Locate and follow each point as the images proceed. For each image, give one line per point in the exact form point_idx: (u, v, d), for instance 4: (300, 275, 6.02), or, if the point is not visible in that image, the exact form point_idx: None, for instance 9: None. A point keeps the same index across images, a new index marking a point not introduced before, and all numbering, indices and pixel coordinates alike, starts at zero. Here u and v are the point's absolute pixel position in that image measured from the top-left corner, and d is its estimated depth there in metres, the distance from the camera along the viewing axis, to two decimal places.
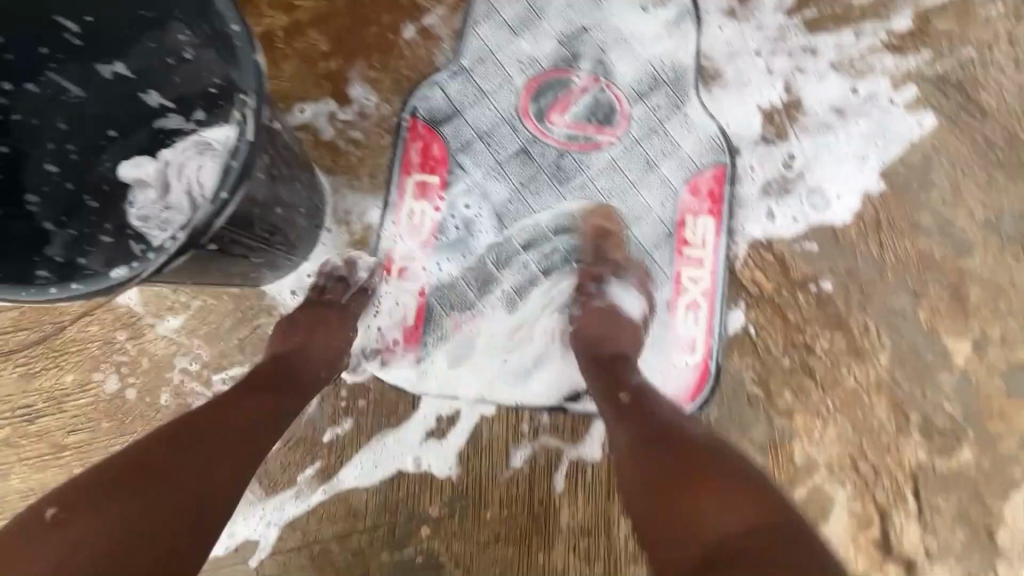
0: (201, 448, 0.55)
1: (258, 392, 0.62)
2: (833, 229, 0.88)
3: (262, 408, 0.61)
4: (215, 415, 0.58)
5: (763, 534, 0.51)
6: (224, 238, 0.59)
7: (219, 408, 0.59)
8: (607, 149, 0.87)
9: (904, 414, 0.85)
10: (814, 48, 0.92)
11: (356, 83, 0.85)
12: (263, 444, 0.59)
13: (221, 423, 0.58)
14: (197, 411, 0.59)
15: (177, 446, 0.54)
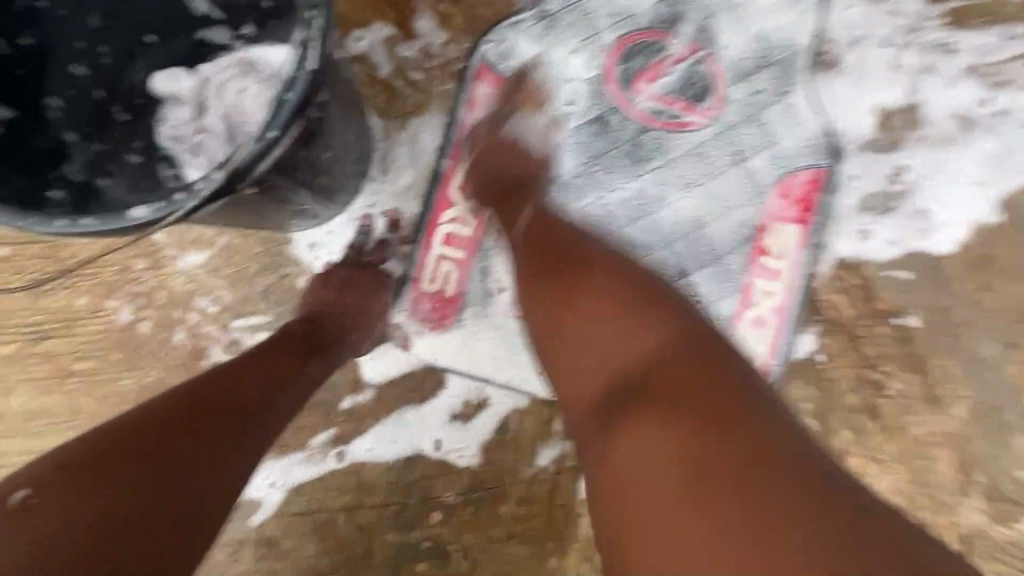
0: (214, 419, 0.48)
1: (276, 356, 0.57)
2: (931, 259, 0.78)
3: (283, 375, 0.55)
4: (231, 379, 0.52)
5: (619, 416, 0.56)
6: (266, 183, 0.51)
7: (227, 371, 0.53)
8: (694, 132, 0.77)
9: (970, 473, 0.77)
10: (953, 45, 0.78)
11: (423, 16, 0.75)
12: (278, 411, 0.53)
13: (238, 388, 0.51)
14: (209, 374, 0.52)
15: (188, 414, 0.48)
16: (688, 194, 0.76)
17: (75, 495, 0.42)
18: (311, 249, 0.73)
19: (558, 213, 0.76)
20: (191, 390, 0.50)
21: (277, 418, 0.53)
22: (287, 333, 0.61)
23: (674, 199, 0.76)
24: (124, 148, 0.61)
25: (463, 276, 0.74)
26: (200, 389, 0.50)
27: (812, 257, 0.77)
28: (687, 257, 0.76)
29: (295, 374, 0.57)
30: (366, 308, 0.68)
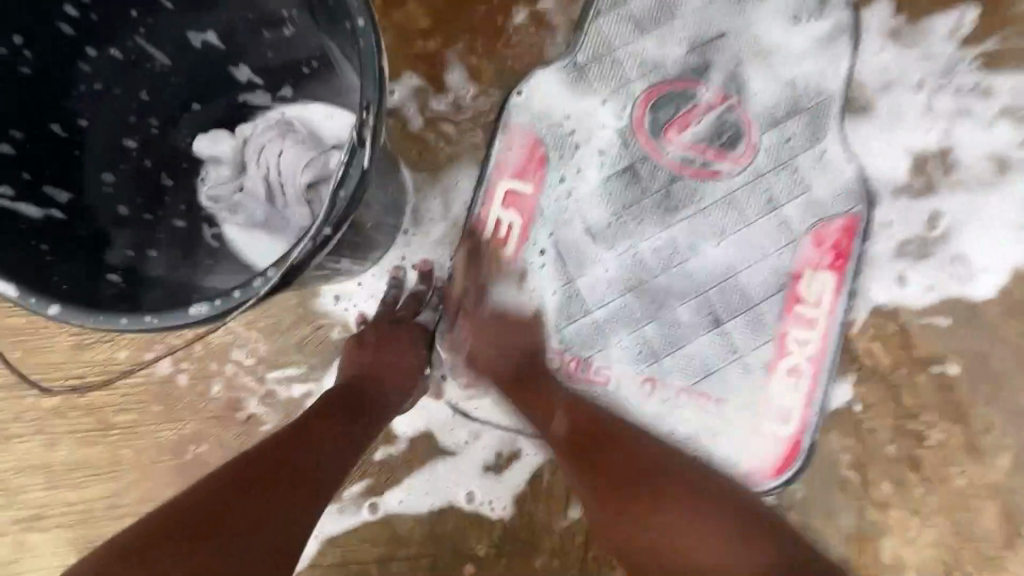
0: (266, 492, 0.49)
1: (325, 423, 0.58)
2: (970, 305, 0.76)
3: (329, 440, 0.57)
4: (280, 449, 0.54)
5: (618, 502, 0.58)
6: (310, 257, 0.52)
7: (280, 445, 0.55)
8: (725, 180, 0.76)
9: (1017, 527, 0.74)
10: (988, 88, 0.77)
11: (453, 69, 0.76)
12: (329, 477, 0.54)
13: (287, 457, 0.53)
14: (260, 446, 0.54)
15: (242, 489, 0.49)
16: (720, 242, 0.76)
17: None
18: (337, 301, 0.73)
19: (591, 261, 0.76)
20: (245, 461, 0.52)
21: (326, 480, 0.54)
22: (330, 396, 0.62)
23: (708, 248, 0.76)
24: (173, 214, 0.64)
25: None
26: (252, 460, 0.52)
27: (849, 304, 0.75)
28: (721, 306, 0.76)
29: (342, 438, 0.58)
30: (410, 364, 0.66)
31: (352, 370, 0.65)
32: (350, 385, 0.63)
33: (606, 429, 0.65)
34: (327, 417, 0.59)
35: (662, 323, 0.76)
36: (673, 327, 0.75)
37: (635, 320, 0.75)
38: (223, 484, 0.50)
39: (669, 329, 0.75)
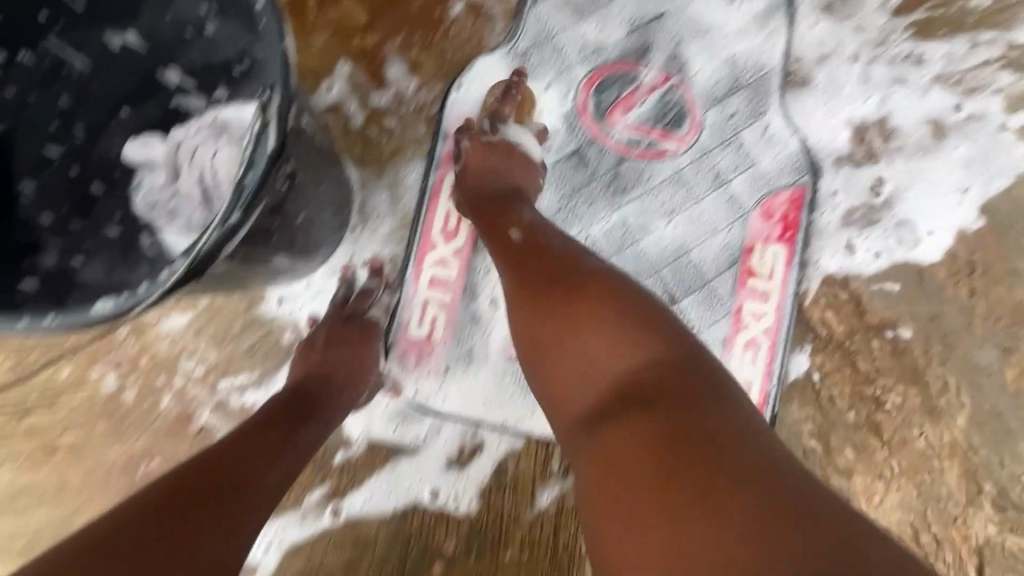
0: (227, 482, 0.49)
1: (278, 424, 0.57)
2: (918, 269, 0.77)
3: (276, 442, 0.55)
4: (226, 452, 0.52)
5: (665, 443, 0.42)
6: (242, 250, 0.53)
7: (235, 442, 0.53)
8: (672, 159, 0.77)
9: (978, 484, 0.76)
10: (920, 56, 0.79)
11: (392, 63, 0.75)
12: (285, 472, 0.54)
13: (236, 461, 0.51)
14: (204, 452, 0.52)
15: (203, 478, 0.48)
16: (670, 221, 0.76)
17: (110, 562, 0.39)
18: (283, 304, 0.72)
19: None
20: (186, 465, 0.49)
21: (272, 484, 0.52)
22: (279, 398, 0.61)
23: (659, 227, 0.76)
24: (103, 223, 0.61)
25: (451, 318, 0.73)
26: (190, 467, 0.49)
27: (801, 273, 0.76)
28: (675, 284, 0.76)
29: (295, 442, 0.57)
30: (362, 360, 0.67)
31: (303, 373, 0.64)
32: (302, 389, 0.62)
33: (556, 263, 0.56)
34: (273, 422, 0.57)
35: None
36: None
37: None
38: (178, 475, 0.48)
39: None
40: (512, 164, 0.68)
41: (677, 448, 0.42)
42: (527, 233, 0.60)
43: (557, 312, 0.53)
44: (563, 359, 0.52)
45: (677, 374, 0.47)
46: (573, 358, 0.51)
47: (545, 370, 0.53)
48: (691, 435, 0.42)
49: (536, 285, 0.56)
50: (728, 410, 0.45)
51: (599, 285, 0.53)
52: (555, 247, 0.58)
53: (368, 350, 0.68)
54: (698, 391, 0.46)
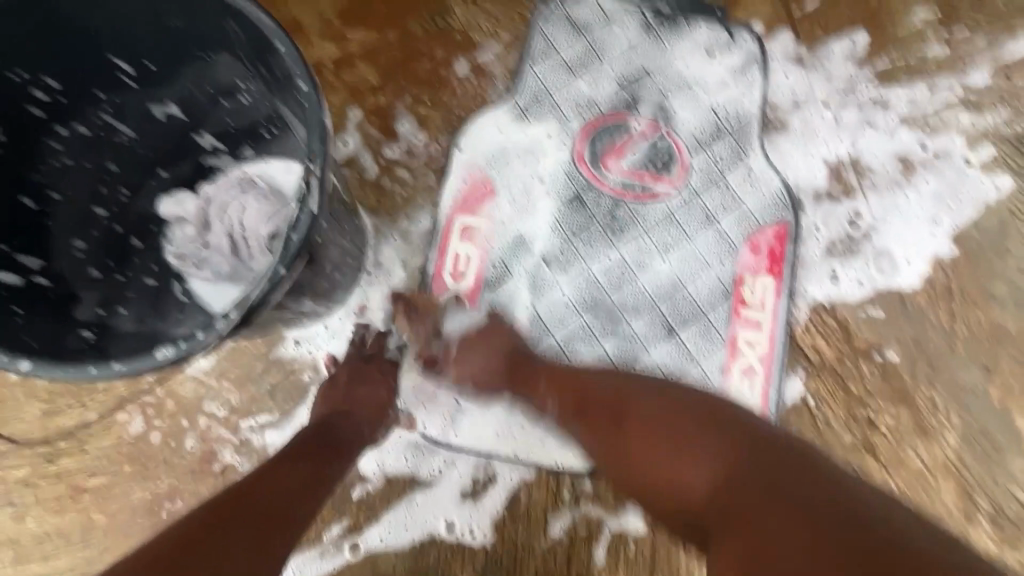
0: (246, 514, 0.52)
1: (299, 462, 0.60)
2: (900, 295, 0.82)
3: (299, 477, 0.59)
4: (256, 485, 0.56)
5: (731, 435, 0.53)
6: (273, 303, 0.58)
7: (255, 480, 0.57)
8: (664, 199, 0.83)
9: (973, 500, 0.79)
10: (886, 101, 0.86)
11: (404, 119, 0.81)
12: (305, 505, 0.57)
13: (256, 495, 0.55)
14: (234, 485, 0.56)
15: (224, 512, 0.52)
16: (665, 257, 0.81)
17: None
18: (302, 346, 0.76)
19: (549, 288, 0.80)
20: (223, 497, 0.54)
21: (297, 517, 0.56)
22: (304, 433, 0.64)
23: (656, 264, 0.81)
24: (143, 275, 0.67)
25: None
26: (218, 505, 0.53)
27: (791, 301, 0.81)
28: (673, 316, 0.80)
29: (313, 478, 0.60)
30: (379, 398, 0.70)
31: (325, 411, 0.67)
32: (325, 424, 0.65)
33: None
34: (298, 456, 0.61)
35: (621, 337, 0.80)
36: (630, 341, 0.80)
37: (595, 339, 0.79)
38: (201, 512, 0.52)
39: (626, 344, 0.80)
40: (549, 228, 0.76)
41: (736, 444, 0.52)
42: None
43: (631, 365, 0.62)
44: (627, 396, 0.62)
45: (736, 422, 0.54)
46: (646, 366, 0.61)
47: (610, 391, 0.63)
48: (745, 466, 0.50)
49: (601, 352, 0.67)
50: (753, 430, 0.54)
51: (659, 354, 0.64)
52: None
53: (385, 387, 0.71)
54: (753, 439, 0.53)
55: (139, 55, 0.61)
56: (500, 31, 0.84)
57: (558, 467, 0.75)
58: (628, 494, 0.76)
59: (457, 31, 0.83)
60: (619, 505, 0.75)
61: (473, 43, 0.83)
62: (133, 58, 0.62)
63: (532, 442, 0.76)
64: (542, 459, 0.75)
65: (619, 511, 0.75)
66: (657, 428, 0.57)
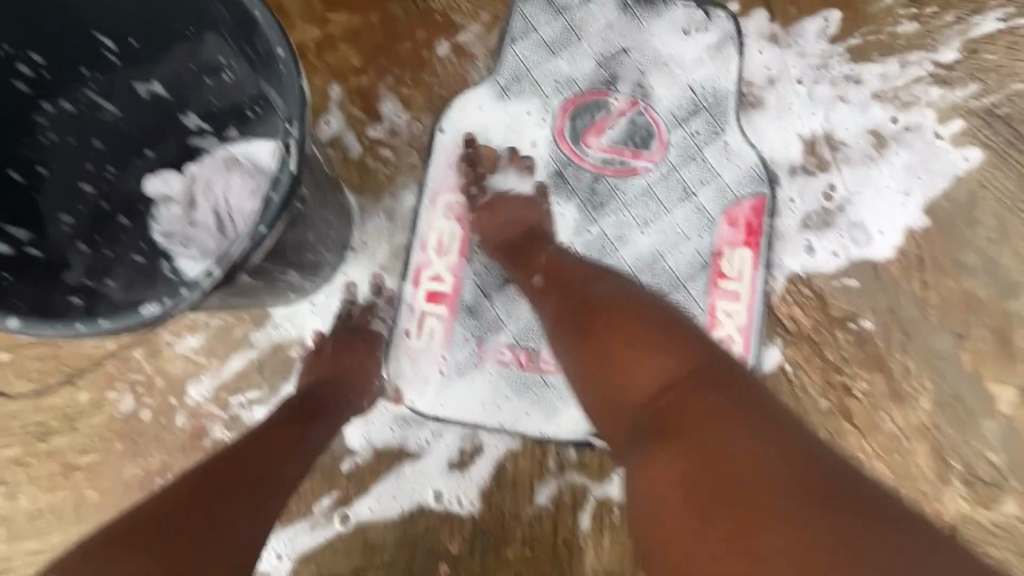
0: (242, 469, 0.55)
1: (288, 424, 0.62)
2: (873, 265, 0.85)
3: (289, 441, 0.60)
4: (246, 449, 0.57)
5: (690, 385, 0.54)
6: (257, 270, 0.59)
7: (248, 441, 0.59)
8: (643, 175, 0.84)
9: (946, 461, 0.82)
10: (858, 77, 0.88)
11: (387, 100, 0.83)
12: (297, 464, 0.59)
13: (250, 453, 0.57)
14: (224, 450, 0.57)
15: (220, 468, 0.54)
16: (645, 231, 0.83)
17: (150, 529, 0.46)
18: (289, 323, 0.77)
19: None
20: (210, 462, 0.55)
21: (288, 477, 0.57)
22: (293, 400, 0.66)
23: (636, 238, 0.83)
24: (131, 251, 0.68)
25: (448, 328, 0.79)
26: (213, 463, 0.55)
27: (768, 272, 0.83)
28: (654, 289, 0.82)
29: (303, 439, 0.62)
30: (365, 368, 0.73)
31: (310, 381, 0.69)
32: (312, 391, 0.67)
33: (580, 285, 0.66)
34: (288, 421, 0.62)
35: None
36: None
37: None
38: (197, 469, 0.54)
39: None
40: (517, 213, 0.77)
41: (697, 396, 0.53)
42: (546, 271, 0.70)
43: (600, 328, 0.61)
44: (591, 355, 0.61)
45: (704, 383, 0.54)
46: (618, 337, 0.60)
47: (604, 312, 0.62)
48: (738, 487, 0.46)
49: (581, 305, 0.64)
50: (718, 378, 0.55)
51: (628, 299, 0.63)
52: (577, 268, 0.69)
53: (369, 358, 0.74)
54: (727, 415, 0.51)
55: (123, 32, 0.63)
56: (479, 12, 0.85)
57: (542, 437, 0.77)
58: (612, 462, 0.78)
59: (438, 12, 0.85)
60: (603, 473, 0.78)
61: (454, 24, 0.85)
62: (116, 35, 0.63)
63: (517, 413, 0.77)
64: (527, 429, 0.77)
65: (603, 479, 0.78)
66: (635, 402, 0.57)
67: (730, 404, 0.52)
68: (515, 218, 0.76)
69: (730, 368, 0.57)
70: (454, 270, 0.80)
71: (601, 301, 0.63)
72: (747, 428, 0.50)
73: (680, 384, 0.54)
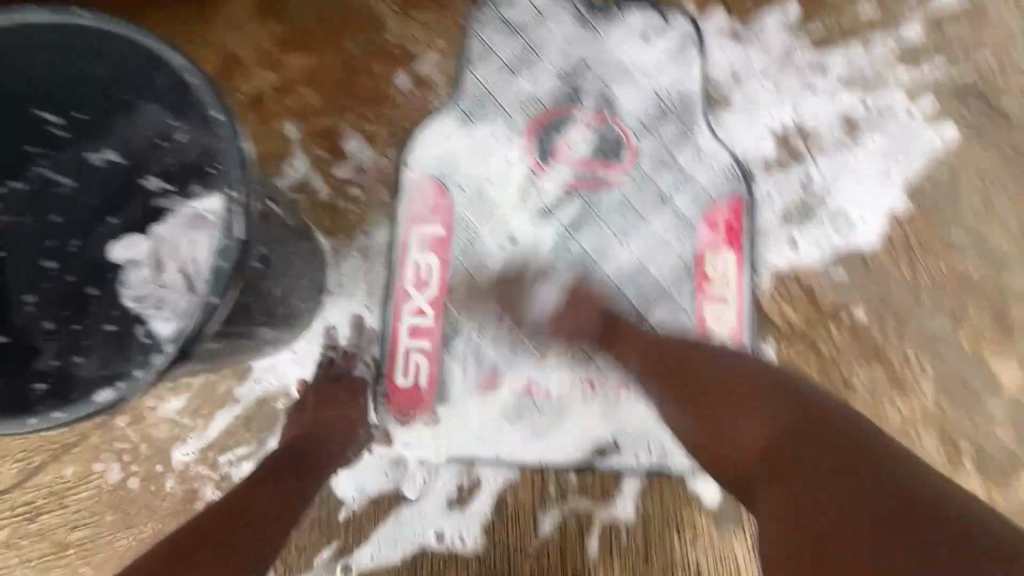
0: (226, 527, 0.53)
1: (271, 483, 0.60)
2: (861, 253, 0.83)
3: (269, 501, 0.57)
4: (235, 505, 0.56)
5: (774, 448, 0.52)
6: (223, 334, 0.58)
7: (238, 497, 0.57)
8: (617, 185, 0.83)
9: (956, 447, 0.80)
10: (824, 65, 0.87)
11: (350, 138, 0.82)
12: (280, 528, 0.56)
13: (235, 512, 0.55)
14: (211, 509, 0.56)
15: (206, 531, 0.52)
16: (624, 242, 0.82)
17: None
18: (271, 374, 0.76)
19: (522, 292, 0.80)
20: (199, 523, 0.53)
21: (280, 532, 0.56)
22: (276, 453, 0.64)
23: (618, 251, 0.81)
24: (100, 324, 0.65)
25: (434, 363, 0.77)
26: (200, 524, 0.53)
27: (755, 272, 0.81)
28: (640, 300, 0.81)
29: (286, 498, 0.59)
30: (350, 415, 0.71)
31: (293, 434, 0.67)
32: (296, 444, 0.65)
33: (705, 373, 0.62)
34: (273, 474, 0.61)
35: None
36: None
37: None
38: (186, 531, 0.52)
39: None
40: (578, 312, 0.75)
41: (789, 432, 0.52)
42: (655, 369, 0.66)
43: (720, 408, 0.59)
44: (713, 435, 0.58)
45: (802, 436, 0.50)
46: (726, 404, 0.58)
47: (723, 368, 0.61)
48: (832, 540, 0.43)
49: (677, 360, 0.65)
50: (829, 423, 0.51)
51: (752, 374, 0.60)
52: (700, 357, 0.64)
53: (354, 403, 0.72)
54: (842, 470, 0.46)
55: (67, 106, 0.66)
56: (435, 40, 0.85)
57: (542, 464, 0.76)
58: (614, 483, 0.76)
59: (393, 45, 0.84)
60: (607, 496, 0.76)
61: (410, 55, 0.84)
62: (62, 109, 0.66)
63: (513, 442, 0.76)
64: (526, 458, 0.76)
65: (607, 501, 0.75)
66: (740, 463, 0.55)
67: (820, 446, 0.49)
68: (585, 318, 0.74)
69: (830, 415, 0.52)
70: (434, 303, 0.79)
71: (706, 376, 0.61)
72: (835, 448, 0.48)
73: (773, 451, 0.52)
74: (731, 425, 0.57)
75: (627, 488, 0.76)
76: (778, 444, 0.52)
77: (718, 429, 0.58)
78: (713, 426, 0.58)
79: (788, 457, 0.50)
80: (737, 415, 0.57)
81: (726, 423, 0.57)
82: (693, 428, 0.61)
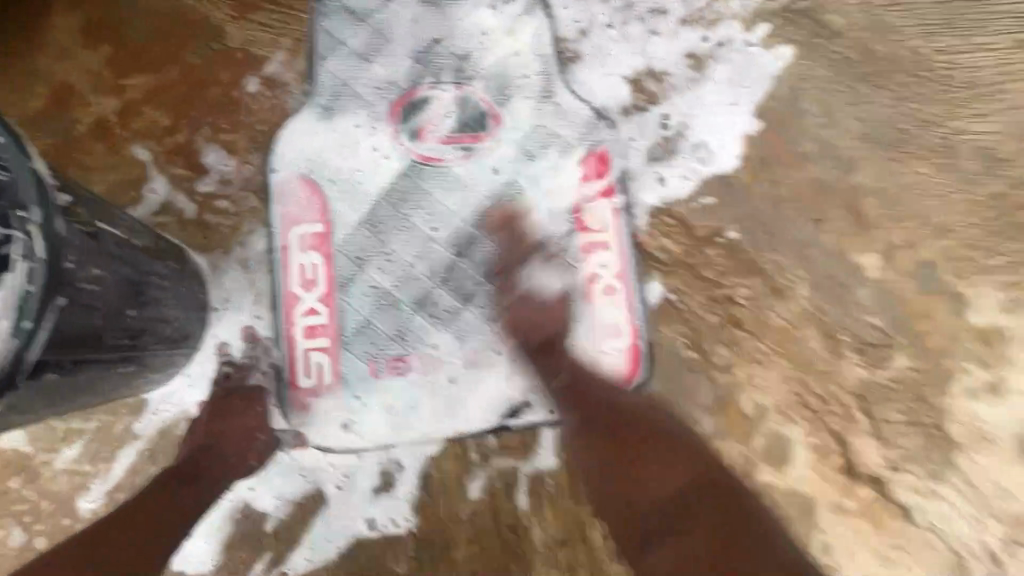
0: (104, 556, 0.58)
1: (164, 496, 0.64)
2: (724, 178, 0.89)
3: (154, 523, 0.62)
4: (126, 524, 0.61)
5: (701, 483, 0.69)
6: (67, 363, 0.51)
7: (128, 514, 0.62)
8: (487, 155, 0.85)
9: (837, 338, 0.87)
10: (663, 7, 0.92)
11: (208, 151, 0.80)
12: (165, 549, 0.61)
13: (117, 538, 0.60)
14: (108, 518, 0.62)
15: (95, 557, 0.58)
16: (504, 209, 0.84)
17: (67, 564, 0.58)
18: (167, 401, 0.74)
19: (414, 275, 0.81)
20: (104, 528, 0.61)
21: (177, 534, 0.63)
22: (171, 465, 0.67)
23: (499, 218, 0.83)
24: None
25: (336, 359, 0.78)
26: (118, 518, 0.62)
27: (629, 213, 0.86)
28: (528, 262, 0.83)
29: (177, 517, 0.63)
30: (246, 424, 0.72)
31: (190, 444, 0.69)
32: (190, 457, 0.67)
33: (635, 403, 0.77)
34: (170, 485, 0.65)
35: (483, 296, 0.82)
36: (495, 297, 0.82)
37: (463, 307, 0.81)
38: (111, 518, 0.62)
39: (493, 302, 0.82)
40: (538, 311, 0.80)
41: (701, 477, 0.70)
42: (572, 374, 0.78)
43: (625, 462, 0.71)
44: (631, 484, 0.71)
45: (712, 493, 0.69)
46: (647, 476, 0.70)
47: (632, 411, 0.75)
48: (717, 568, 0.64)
49: (617, 442, 0.73)
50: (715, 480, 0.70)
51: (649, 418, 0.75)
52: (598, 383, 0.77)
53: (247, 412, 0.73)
54: (711, 522, 0.67)
55: None
56: (279, 38, 0.83)
57: (459, 433, 0.78)
58: (532, 437, 0.79)
59: (237, 50, 0.82)
60: (527, 450, 0.79)
61: (256, 57, 0.83)
62: None
63: (430, 418, 0.78)
64: (444, 430, 0.78)
65: (528, 455, 0.78)
66: (642, 509, 0.69)
67: (718, 513, 0.67)
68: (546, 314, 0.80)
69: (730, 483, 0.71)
70: (324, 302, 0.78)
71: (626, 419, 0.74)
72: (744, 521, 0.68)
73: (699, 483, 0.69)
74: (648, 470, 0.70)
75: (545, 438, 0.79)
76: (693, 508, 0.68)
77: (637, 475, 0.70)
78: (643, 473, 0.70)
79: (708, 490, 0.69)
80: (653, 468, 0.70)
81: (659, 466, 0.70)
82: (614, 474, 0.72)
